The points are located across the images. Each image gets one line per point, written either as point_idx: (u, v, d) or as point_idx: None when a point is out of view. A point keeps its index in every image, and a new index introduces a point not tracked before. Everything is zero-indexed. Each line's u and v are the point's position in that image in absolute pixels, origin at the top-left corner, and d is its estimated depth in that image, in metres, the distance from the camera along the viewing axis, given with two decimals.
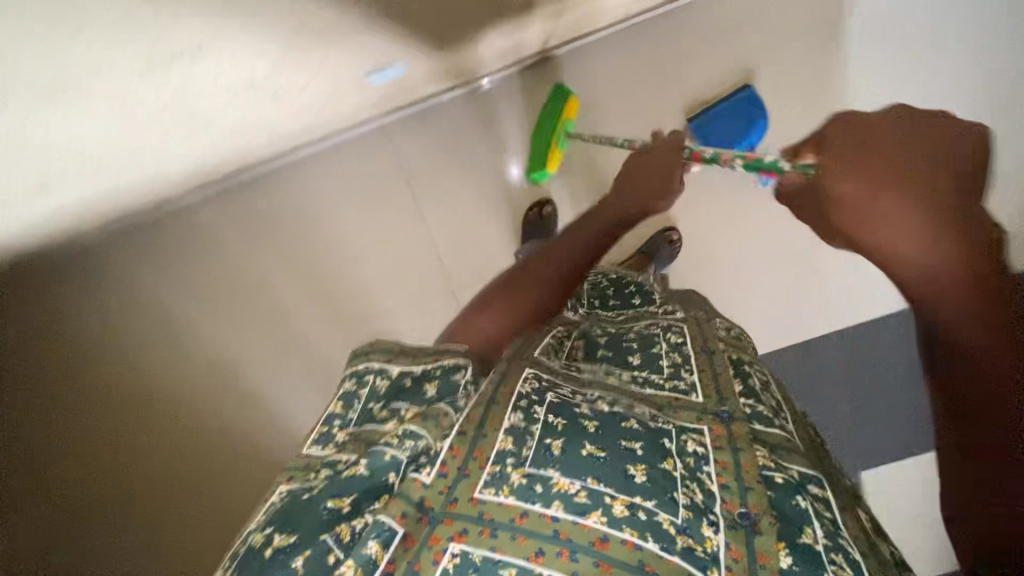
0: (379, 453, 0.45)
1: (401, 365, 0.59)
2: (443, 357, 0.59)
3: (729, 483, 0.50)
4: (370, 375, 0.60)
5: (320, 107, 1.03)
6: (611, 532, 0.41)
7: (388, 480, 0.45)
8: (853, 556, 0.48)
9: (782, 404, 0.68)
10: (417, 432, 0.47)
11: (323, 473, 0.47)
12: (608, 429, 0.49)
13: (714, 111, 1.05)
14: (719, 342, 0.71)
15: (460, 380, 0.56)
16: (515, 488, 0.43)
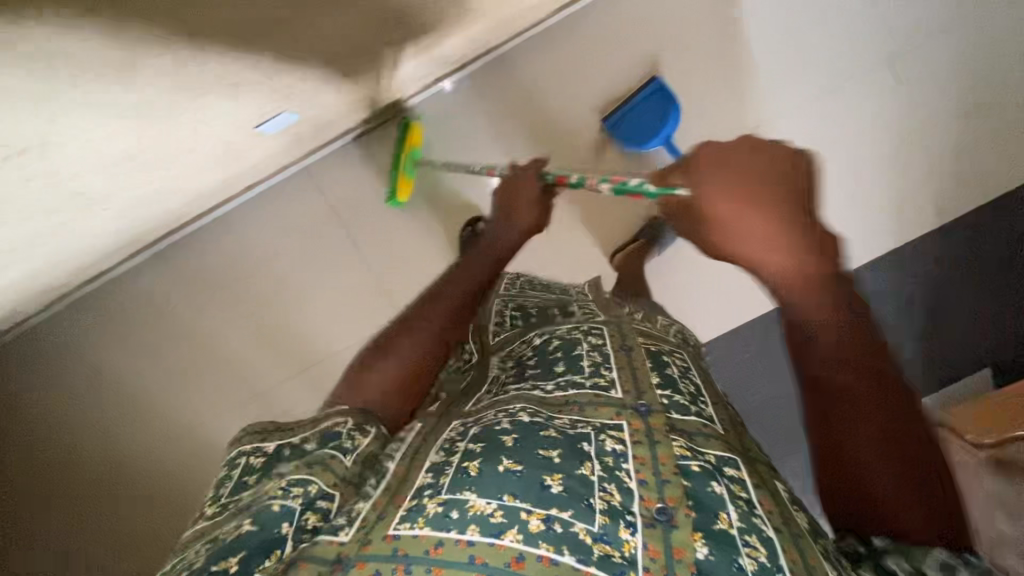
0: (268, 507, 0.47)
1: (277, 439, 0.58)
2: (323, 419, 0.60)
3: (647, 478, 0.51)
4: (243, 457, 0.58)
5: (221, 160, 1.11)
6: (527, 549, 0.42)
7: (281, 530, 0.46)
8: (766, 534, 0.51)
9: (703, 387, 0.72)
10: (307, 479, 0.50)
11: (203, 548, 0.47)
12: (526, 440, 0.51)
13: (630, 106, 1.20)
14: (636, 338, 0.75)
15: (342, 429, 0.57)
16: (430, 518, 0.43)
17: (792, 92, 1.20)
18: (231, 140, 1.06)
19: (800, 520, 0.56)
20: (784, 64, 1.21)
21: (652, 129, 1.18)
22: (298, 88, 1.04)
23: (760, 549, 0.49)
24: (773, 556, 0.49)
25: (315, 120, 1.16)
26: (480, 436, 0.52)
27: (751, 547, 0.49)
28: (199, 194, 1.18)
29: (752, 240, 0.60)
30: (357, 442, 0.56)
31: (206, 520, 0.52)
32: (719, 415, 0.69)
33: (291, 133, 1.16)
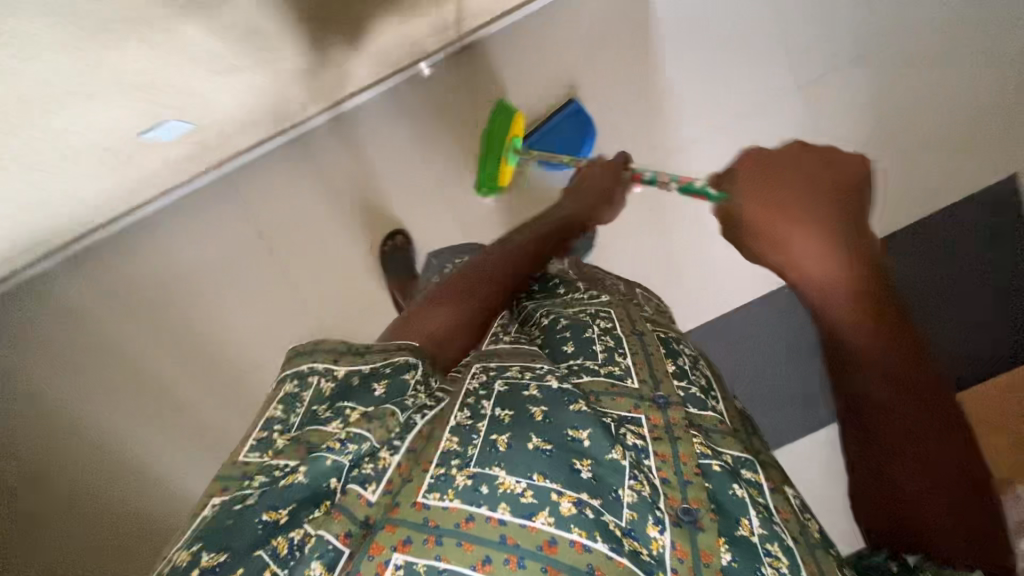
0: (321, 458, 0.44)
1: (348, 365, 0.53)
2: (393, 355, 0.55)
3: (669, 477, 0.50)
4: (313, 376, 0.53)
5: (108, 166, 1.06)
6: (559, 533, 0.41)
7: (330, 486, 0.44)
8: (786, 543, 0.49)
9: (712, 379, 0.70)
10: (362, 435, 0.45)
11: (258, 480, 0.45)
12: (556, 416, 0.49)
13: (548, 124, 1.35)
14: (645, 324, 0.73)
15: (409, 381, 0.52)
16: (460, 490, 0.43)
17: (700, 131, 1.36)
18: (112, 148, 1.01)
19: (808, 523, 0.55)
20: (693, 119, 1.36)
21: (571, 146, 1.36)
22: (195, 97, 1.03)
23: (783, 558, 0.47)
24: (795, 567, 0.47)
25: (217, 123, 1.15)
26: (505, 400, 0.51)
27: (774, 557, 0.47)
28: (102, 203, 1.16)
29: (794, 245, 0.57)
30: (421, 398, 0.51)
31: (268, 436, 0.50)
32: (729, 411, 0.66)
33: (195, 140, 1.16)
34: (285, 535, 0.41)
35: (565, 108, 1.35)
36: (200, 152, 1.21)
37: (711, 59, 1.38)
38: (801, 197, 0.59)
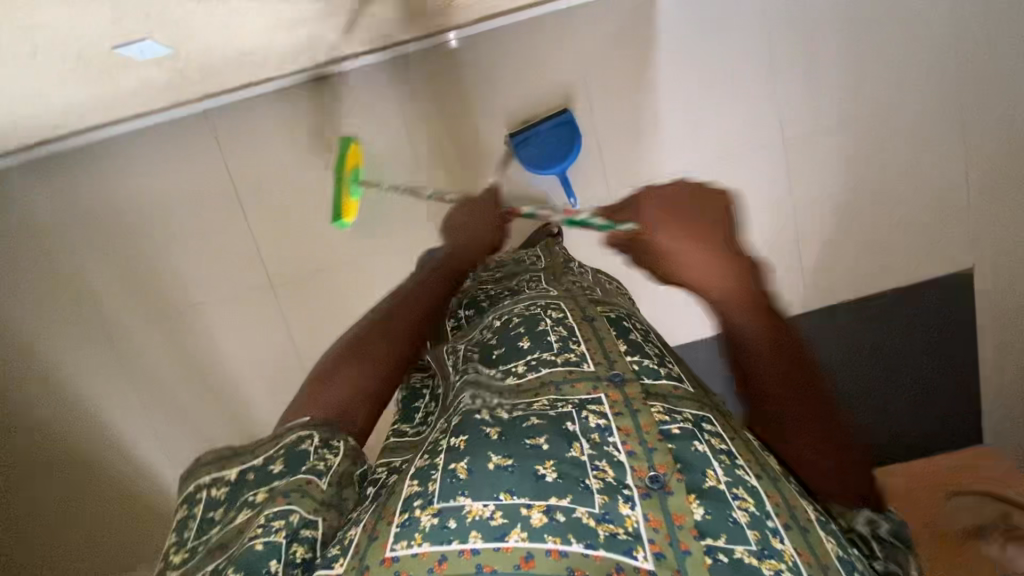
0: (250, 548, 0.43)
1: (237, 465, 0.53)
2: (284, 434, 0.55)
3: (635, 449, 0.51)
4: (201, 491, 0.52)
5: (92, 78, 0.88)
6: (534, 547, 0.41)
7: (269, 569, 0.42)
8: (751, 484, 0.51)
9: (665, 350, 0.73)
10: (285, 509, 0.46)
11: None
12: (511, 432, 0.50)
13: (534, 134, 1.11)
14: (596, 308, 0.73)
15: (309, 448, 0.53)
16: (428, 532, 0.42)
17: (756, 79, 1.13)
18: (83, 55, 0.80)
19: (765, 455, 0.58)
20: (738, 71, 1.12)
21: (551, 157, 1.11)
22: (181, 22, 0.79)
23: (750, 499, 0.49)
24: (761, 505, 0.49)
25: (206, 56, 0.93)
26: (461, 429, 0.51)
27: (742, 499, 0.49)
28: (80, 107, 0.98)
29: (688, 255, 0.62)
30: (330, 461, 0.52)
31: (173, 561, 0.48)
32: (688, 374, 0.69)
33: (175, 63, 0.92)
34: None
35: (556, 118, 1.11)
36: (184, 80, 1.00)
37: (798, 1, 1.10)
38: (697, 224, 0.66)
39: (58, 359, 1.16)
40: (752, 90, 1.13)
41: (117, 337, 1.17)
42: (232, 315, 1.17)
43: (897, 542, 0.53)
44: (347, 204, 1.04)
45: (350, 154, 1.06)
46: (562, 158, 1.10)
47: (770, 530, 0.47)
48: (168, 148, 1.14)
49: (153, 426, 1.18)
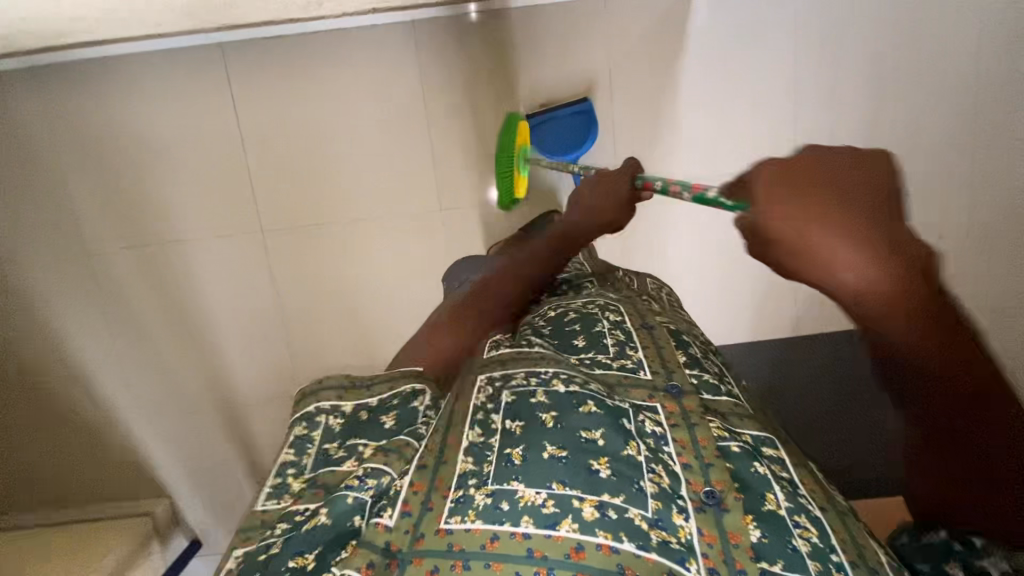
0: (342, 499, 0.45)
1: (354, 402, 0.57)
2: (399, 384, 0.59)
3: (690, 462, 0.50)
4: (320, 416, 0.56)
5: None
6: (585, 539, 0.41)
7: (354, 524, 0.44)
8: (814, 514, 0.49)
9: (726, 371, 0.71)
10: (381, 470, 0.47)
11: (281, 527, 0.47)
12: (567, 421, 0.49)
13: (551, 117, 1.04)
14: (655, 317, 0.73)
15: (419, 407, 0.56)
16: (481, 510, 0.42)
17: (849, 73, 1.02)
18: None
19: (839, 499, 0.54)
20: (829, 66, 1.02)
21: (562, 145, 1.06)
22: None
23: (812, 529, 0.47)
24: (825, 537, 0.47)
25: None
26: (516, 412, 0.51)
27: (804, 529, 0.47)
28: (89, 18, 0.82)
29: (843, 268, 0.38)
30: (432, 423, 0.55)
31: (289, 474, 0.53)
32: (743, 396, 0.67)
33: None
34: None
35: (573, 105, 1.04)
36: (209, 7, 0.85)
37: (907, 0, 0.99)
38: (847, 190, 0.38)
39: (65, 304, 1.11)
40: (819, 86, 1.03)
41: (119, 278, 1.11)
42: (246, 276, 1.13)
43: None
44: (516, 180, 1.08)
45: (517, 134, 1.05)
46: (572, 149, 1.05)
47: (834, 564, 0.45)
48: (189, 83, 1.05)
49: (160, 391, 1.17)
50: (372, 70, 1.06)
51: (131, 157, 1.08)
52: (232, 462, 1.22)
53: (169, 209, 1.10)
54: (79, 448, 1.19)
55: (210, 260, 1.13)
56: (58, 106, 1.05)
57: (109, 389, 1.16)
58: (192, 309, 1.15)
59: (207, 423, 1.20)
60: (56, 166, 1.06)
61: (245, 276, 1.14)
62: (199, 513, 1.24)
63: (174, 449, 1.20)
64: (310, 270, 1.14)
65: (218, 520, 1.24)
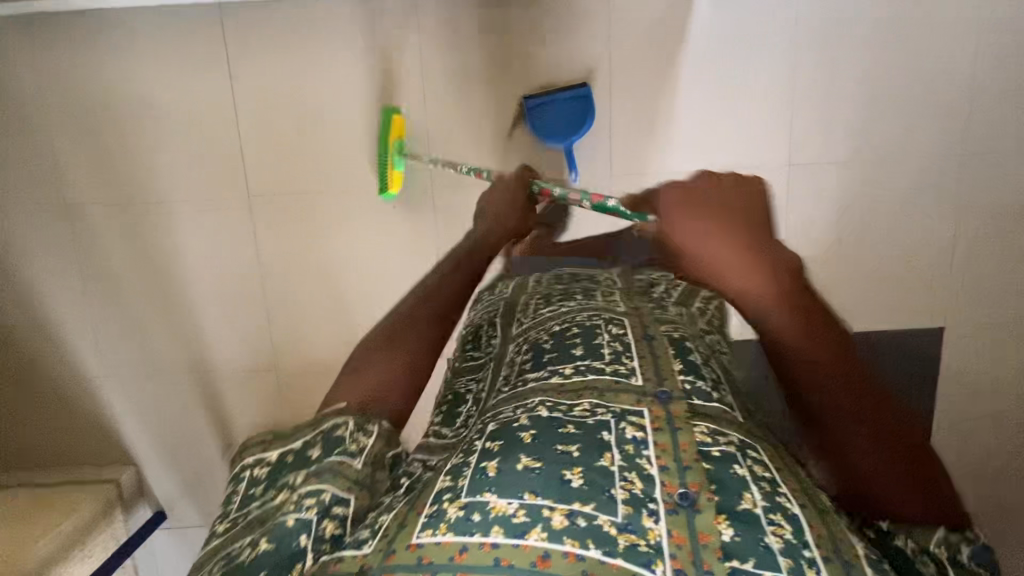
0: (283, 522, 0.47)
1: (280, 449, 0.58)
2: (322, 423, 0.60)
3: (668, 465, 0.51)
4: (249, 473, 0.58)
5: None
6: (552, 547, 0.41)
7: (299, 543, 0.45)
8: (790, 512, 0.49)
9: (724, 379, 0.72)
10: (317, 489, 0.49)
11: (219, 565, 0.47)
12: (544, 436, 0.51)
13: (550, 97, 1.02)
14: (657, 328, 0.74)
15: (344, 434, 0.56)
16: (453, 523, 0.43)
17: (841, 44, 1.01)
18: None
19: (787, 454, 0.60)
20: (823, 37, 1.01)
21: (555, 130, 1.04)
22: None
23: (787, 526, 0.47)
24: (798, 534, 0.47)
25: None
26: (498, 434, 0.53)
27: (777, 526, 0.47)
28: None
29: (726, 273, 0.62)
30: (362, 444, 0.56)
31: (218, 538, 0.51)
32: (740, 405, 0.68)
33: None
34: None
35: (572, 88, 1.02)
36: None
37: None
38: (740, 227, 0.65)
39: (50, 269, 1.14)
40: (815, 48, 1.02)
41: (96, 246, 1.13)
42: (226, 263, 1.15)
43: (973, 568, 0.51)
44: (391, 175, 1.08)
45: (391, 128, 1.06)
46: (563, 129, 1.04)
47: (806, 560, 0.45)
48: (184, 59, 1.05)
49: (146, 368, 1.20)
50: (362, 46, 1.05)
51: (119, 124, 1.08)
52: (200, 437, 1.23)
53: (156, 173, 1.10)
54: (69, 412, 1.23)
55: (196, 230, 1.13)
56: (51, 56, 1.05)
57: (101, 360, 1.19)
58: (174, 277, 1.16)
59: (180, 397, 1.21)
60: (43, 130, 1.08)
61: (230, 253, 1.14)
62: (167, 486, 1.25)
63: (149, 418, 1.22)
64: (294, 257, 1.15)
65: (185, 494, 1.25)
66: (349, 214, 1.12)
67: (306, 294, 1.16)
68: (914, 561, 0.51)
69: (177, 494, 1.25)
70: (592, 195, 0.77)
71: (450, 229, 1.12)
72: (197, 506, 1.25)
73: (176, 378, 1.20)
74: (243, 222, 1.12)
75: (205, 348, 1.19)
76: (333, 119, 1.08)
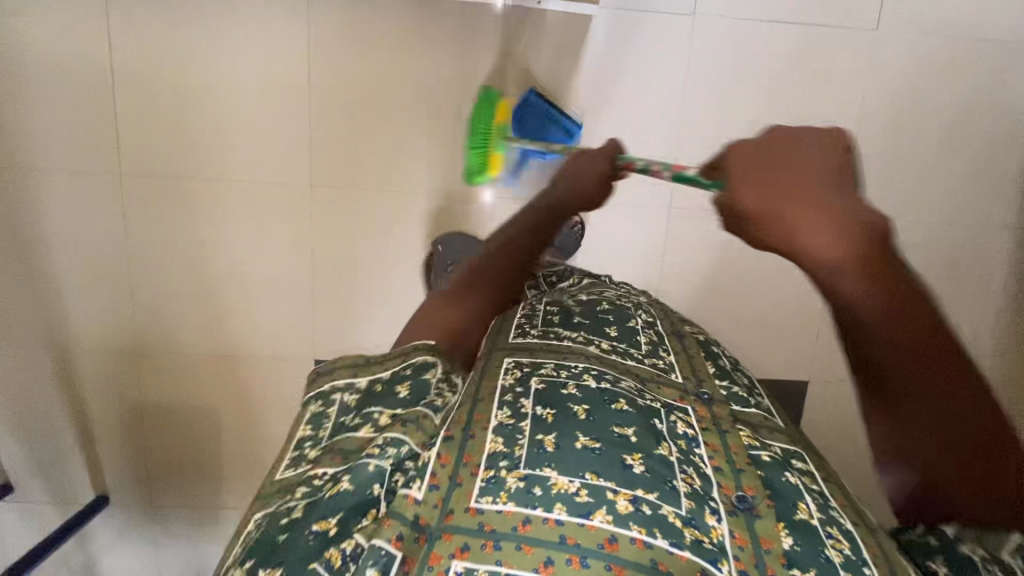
0: (364, 465, 0.42)
1: (369, 376, 0.53)
2: (410, 355, 0.54)
3: (722, 466, 0.49)
4: (336, 394, 0.52)
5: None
6: (619, 531, 0.39)
7: (373, 492, 0.41)
8: (846, 526, 0.47)
9: (754, 380, 0.71)
10: (398, 438, 0.44)
11: (301, 491, 0.44)
12: (598, 414, 0.49)
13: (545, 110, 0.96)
14: (683, 327, 0.73)
15: (432, 380, 0.51)
16: (513, 492, 0.41)
17: (745, 104, 1.04)
18: None
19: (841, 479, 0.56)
20: (730, 96, 1.03)
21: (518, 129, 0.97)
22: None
23: (844, 540, 0.45)
24: (857, 549, 0.45)
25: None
26: (544, 400, 0.50)
27: (835, 539, 0.45)
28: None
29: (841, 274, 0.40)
30: (446, 399, 0.50)
31: (303, 465, 0.46)
32: (776, 409, 0.66)
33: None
34: (338, 546, 0.39)
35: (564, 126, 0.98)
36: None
37: (791, 50, 1.01)
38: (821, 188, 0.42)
39: None
40: (720, 105, 1.04)
41: None
42: (85, 229, 1.10)
43: None
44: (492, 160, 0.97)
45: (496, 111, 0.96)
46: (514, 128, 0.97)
47: None
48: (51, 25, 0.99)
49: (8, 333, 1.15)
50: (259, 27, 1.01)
51: None
52: (53, 410, 1.20)
53: (26, 132, 1.05)
54: None
55: (67, 193, 1.08)
56: None
57: None
58: (37, 241, 1.11)
59: (38, 371, 1.18)
60: None
61: (99, 219, 1.09)
62: (13, 457, 1.22)
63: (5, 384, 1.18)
64: (175, 243, 1.11)
65: (33, 471, 1.23)
66: (236, 198, 1.09)
67: (176, 274, 1.12)
68: (979, 568, 0.44)
69: (20, 462, 1.23)
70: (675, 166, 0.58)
71: (333, 219, 1.10)
72: (45, 482, 1.24)
73: (31, 349, 1.16)
74: (111, 194, 1.08)
75: (65, 317, 1.14)
76: (210, 96, 1.04)
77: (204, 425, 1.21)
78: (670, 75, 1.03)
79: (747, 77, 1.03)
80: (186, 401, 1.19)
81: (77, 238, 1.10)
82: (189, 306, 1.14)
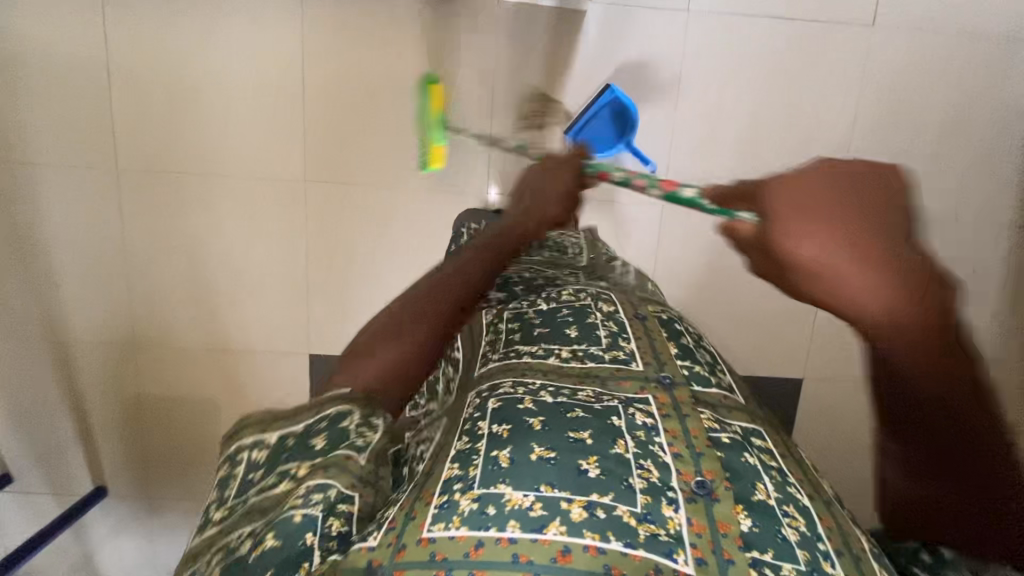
0: (290, 518, 0.43)
1: (278, 430, 0.49)
2: (325, 406, 0.50)
3: (682, 452, 0.49)
4: (242, 453, 0.49)
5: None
6: (572, 541, 0.39)
7: (303, 543, 0.42)
8: (803, 504, 0.48)
9: (716, 356, 0.73)
10: (325, 483, 0.45)
11: (219, 559, 0.43)
12: (554, 424, 0.49)
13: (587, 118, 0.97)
14: (646, 308, 0.75)
15: (350, 427, 0.48)
16: (466, 516, 0.41)
17: (713, 93, 1.20)
18: None
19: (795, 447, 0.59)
20: (703, 87, 1.20)
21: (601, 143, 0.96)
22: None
23: (800, 517, 0.47)
24: (812, 525, 0.46)
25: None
26: (503, 417, 0.50)
27: (792, 518, 0.46)
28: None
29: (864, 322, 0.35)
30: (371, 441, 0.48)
31: (213, 530, 0.46)
32: (739, 386, 0.68)
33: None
34: None
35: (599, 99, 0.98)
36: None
37: (761, 40, 1.18)
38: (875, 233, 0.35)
39: None
40: (697, 93, 1.20)
41: None
42: (87, 226, 1.23)
43: None
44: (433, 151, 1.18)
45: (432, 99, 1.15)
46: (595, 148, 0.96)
47: (821, 553, 0.44)
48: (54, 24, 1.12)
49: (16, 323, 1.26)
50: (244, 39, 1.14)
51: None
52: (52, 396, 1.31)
53: (25, 126, 1.16)
54: None
55: (65, 189, 1.20)
56: None
57: None
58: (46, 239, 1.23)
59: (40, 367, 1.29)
60: None
61: (96, 218, 1.22)
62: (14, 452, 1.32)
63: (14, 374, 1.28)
64: (172, 234, 1.24)
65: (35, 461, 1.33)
66: (222, 190, 1.22)
67: (176, 272, 1.26)
68: None
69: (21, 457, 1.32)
70: (660, 184, 0.55)
71: (311, 210, 1.23)
72: (44, 473, 1.35)
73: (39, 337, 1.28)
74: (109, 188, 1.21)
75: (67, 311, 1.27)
76: (199, 96, 1.17)
77: (198, 411, 1.34)
78: (659, 65, 1.19)
79: (724, 67, 1.19)
80: (185, 394, 1.33)
81: (79, 232, 1.23)
82: (188, 296, 1.28)
